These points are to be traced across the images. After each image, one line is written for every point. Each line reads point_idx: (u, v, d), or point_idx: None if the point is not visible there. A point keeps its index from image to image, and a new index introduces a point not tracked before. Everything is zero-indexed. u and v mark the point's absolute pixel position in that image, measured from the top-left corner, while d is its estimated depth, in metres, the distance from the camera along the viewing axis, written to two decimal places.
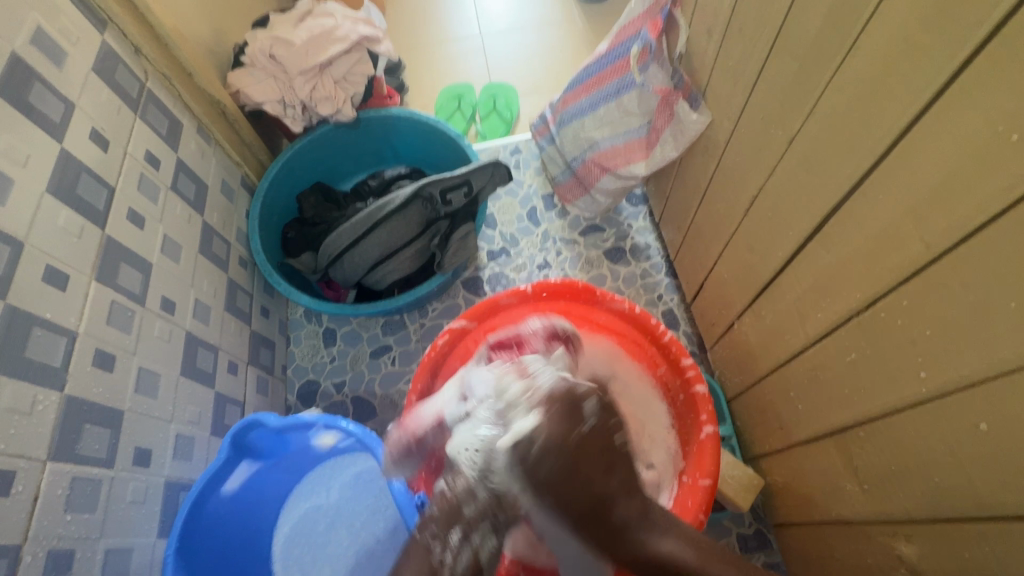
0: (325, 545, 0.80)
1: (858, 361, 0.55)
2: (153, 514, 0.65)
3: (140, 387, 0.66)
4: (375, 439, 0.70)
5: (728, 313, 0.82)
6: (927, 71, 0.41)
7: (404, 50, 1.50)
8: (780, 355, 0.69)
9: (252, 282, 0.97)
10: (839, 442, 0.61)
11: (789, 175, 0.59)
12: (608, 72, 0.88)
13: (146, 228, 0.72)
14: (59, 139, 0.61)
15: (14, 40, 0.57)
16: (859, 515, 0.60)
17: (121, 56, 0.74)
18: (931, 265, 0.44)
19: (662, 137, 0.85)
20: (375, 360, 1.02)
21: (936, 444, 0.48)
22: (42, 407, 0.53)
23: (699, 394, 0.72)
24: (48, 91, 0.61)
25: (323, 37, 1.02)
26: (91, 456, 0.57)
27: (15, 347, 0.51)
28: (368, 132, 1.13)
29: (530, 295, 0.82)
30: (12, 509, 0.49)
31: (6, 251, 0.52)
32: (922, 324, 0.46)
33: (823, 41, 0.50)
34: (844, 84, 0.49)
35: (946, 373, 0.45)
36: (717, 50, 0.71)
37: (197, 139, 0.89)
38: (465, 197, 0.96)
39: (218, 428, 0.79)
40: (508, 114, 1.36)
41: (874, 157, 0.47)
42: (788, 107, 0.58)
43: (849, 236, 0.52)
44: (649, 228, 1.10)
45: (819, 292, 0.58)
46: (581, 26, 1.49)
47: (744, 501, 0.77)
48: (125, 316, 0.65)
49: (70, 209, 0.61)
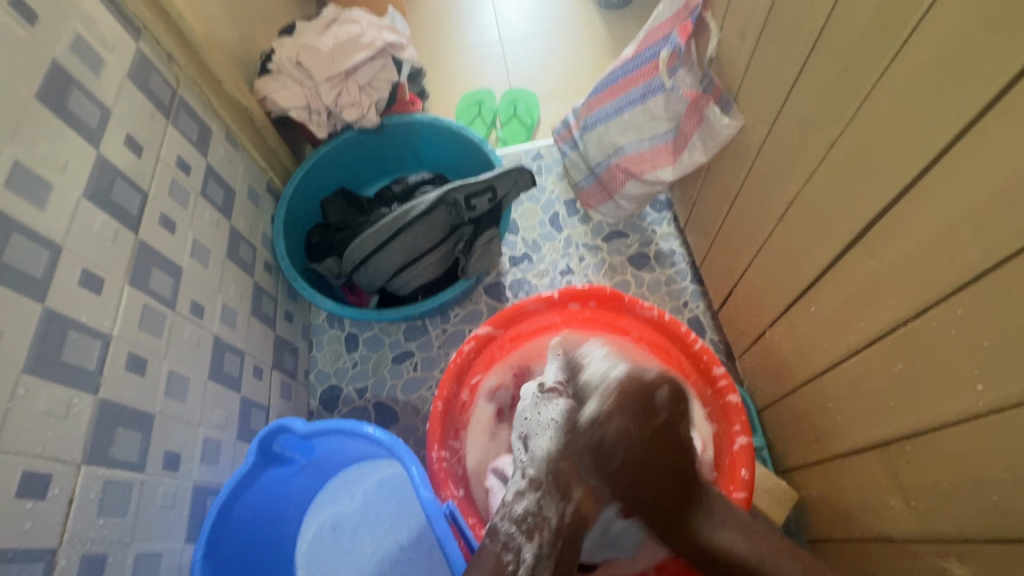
0: (349, 552, 0.79)
1: (905, 372, 0.53)
2: (181, 519, 0.65)
3: (170, 392, 0.66)
4: (401, 446, 0.70)
5: (759, 320, 0.80)
6: (986, 73, 0.39)
7: (425, 57, 1.51)
8: (817, 365, 0.67)
9: (277, 287, 0.98)
10: (883, 456, 0.59)
11: (829, 179, 0.58)
12: (635, 76, 0.87)
13: (177, 233, 0.73)
14: (95, 145, 0.61)
15: (55, 47, 0.58)
16: (903, 533, 0.58)
17: (154, 64, 0.75)
18: (988, 275, 0.42)
19: (691, 142, 0.83)
20: (398, 366, 1.02)
21: (992, 459, 0.46)
22: (77, 410, 0.53)
23: (732, 404, 0.70)
24: (86, 98, 0.61)
25: (350, 43, 1.02)
26: (123, 460, 0.57)
27: (52, 350, 0.52)
28: (391, 138, 1.14)
29: (555, 302, 0.81)
30: (48, 512, 0.49)
31: (44, 254, 0.53)
32: (978, 335, 0.44)
33: (867, 43, 0.49)
34: (893, 84, 0.47)
35: (1006, 386, 0.43)
36: (751, 53, 0.69)
37: (225, 145, 0.90)
38: (490, 203, 0.95)
39: (243, 432, 0.80)
40: (529, 120, 1.35)
41: (926, 160, 0.45)
42: (829, 111, 0.56)
43: (895, 242, 0.51)
44: (674, 234, 1.09)
45: (862, 300, 0.56)
46: (602, 32, 1.49)
47: (778, 516, 0.75)
48: (157, 321, 0.66)
49: (105, 214, 0.61)
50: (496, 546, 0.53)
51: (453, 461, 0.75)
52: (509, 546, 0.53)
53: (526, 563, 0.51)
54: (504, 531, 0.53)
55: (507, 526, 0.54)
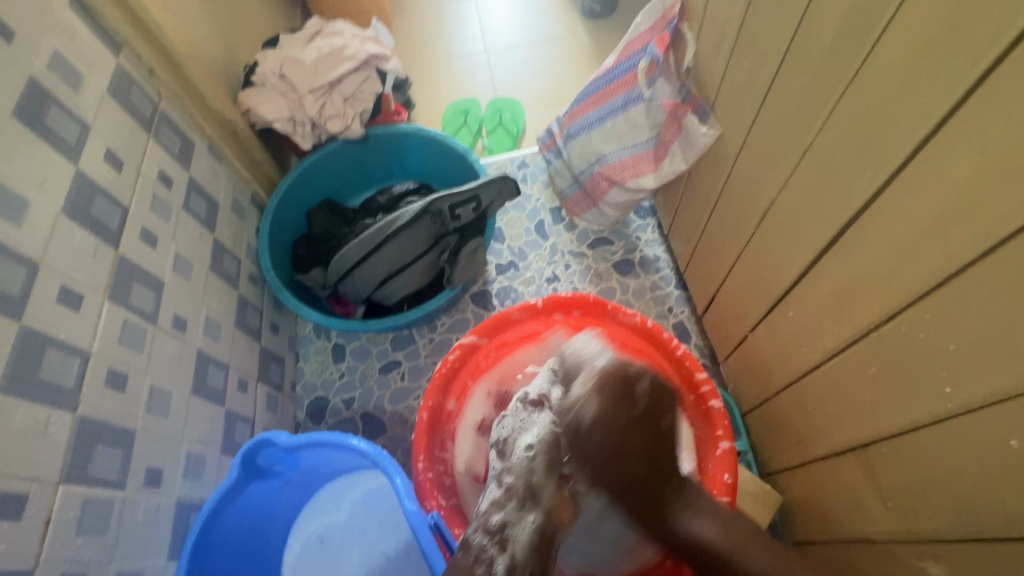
0: (336, 565, 0.78)
1: (879, 376, 0.54)
2: (164, 536, 0.64)
3: (152, 406, 0.65)
4: (387, 458, 0.70)
5: (741, 325, 0.82)
6: (943, 85, 0.41)
7: (410, 67, 1.52)
8: (796, 369, 0.68)
9: (262, 298, 0.98)
10: (861, 457, 0.60)
11: (802, 187, 0.59)
12: (614, 87, 0.89)
13: (158, 247, 0.73)
14: (74, 160, 0.61)
15: (32, 64, 0.58)
16: (882, 533, 0.60)
17: (135, 79, 0.75)
18: (952, 279, 0.43)
19: (671, 149, 0.84)
20: (385, 376, 1.02)
21: (963, 460, 0.47)
22: (55, 428, 0.53)
23: (715, 409, 0.71)
24: (65, 114, 0.61)
25: (334, 55, 1.04)
26: (103, 477, 0.57)
27: (29, 368, 0.51)
28: (376, 148, 1.14)
29: (540, 310, 0.82)
30: (25, 532, 0.48)
31: (21, 271, 0.53)
32: (945, 338, 0.45)
33: (834, 55, 0.51)
34: (857, 97, 0.49)
35: (974, 388, 0.44)
36: (725, 63, 0.71)
37: (208, 157, 0.90)
38: (474, 212, 0.96)
39: (228, 446, 0.79)
40: (514, 128, 1.36)
41: (891, 168, 0.47)
42: (801, 120, 0.57)
43: (867, 249, 0.52)
44: (658, 240, 1.10)
45: (836, 305, 0.58)
46: (586, 41, 1.51)
47: (763, 519, 0.75)
48: (138, 335, 0.65)
49: (84, 229, 0.61)
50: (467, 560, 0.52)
51: (441, 470, 0.75)
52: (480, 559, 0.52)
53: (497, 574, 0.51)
54: (477, 545, 0.53)
55: (479, 539, 0.53)
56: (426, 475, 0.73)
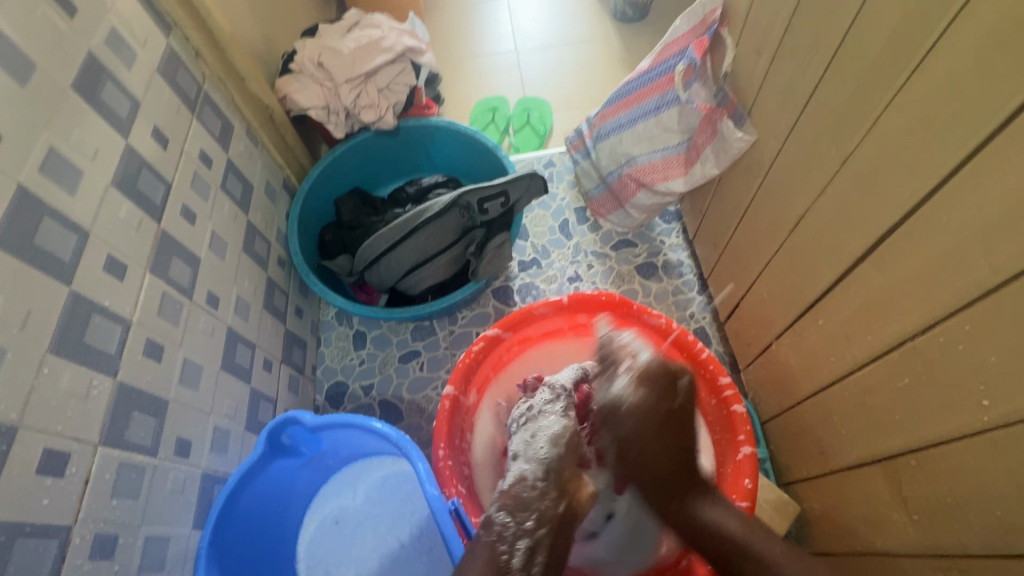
0: (350, 547, 0.80)
1: (911, 387, 0.54)
2: (189, 505, 0.66)
3: (185, 379, 0.67)
4: (410, 442, 0.70)
5: (766, 333, 0.81)
6: (998, 97, 0.40)
7: (441, 62, 1.53)
8: (823, 379, 0.68)
9: (288, 281, 0.99)
10: (887, 469, 0.59)
11: (839, 196, 0.59)
12: (648, 89, 0.89)
13: (196, 224, 0.74)
14: (124, 134, 0.63)
15: (91, 39, 0.60)
16: (905, 547, 0.59)
17: (182, 59, 0.77)
18: (997, 291, 0.43)
19: (703, 153, 0.85)
20: (404, 365, 1.03)
21: (998, 475, 0.46)
22: (97, 392, 0.54)
23: (737, 414, 0.71)
24: (118, 90, 0.63)
25: (371, 46, 1.05)
26: (137, 443, 0.58)
27: (75, 333, 0.53)
28: (407, 139, 1.15)
29: (564, 306, 0.83)
30: (65, 490, 0.50)
31: (73, 239, 0.54)
32: (986, 351, 0.45)
33: (884, 62, 0.50)
34: (905, 105, 0.49)
35: (1012, 403, 0.44)
36: (766, 69, 0.71)
37: (245, 140, 0.92)
38: (502, 207, 0.96)
39: (251, 423, 0.80)
40: (541, 128, 1.37)
41: (938, 177, 0.46)
42: (843, 128, 0.57)
43: (907, 259, 0.51)
44: (682, 245, 1.10)
45: (869, 315, 0.57)
46: (616, 44, 1.51)
47: (779, 527, 0.75)
48: (175, 309, 0.67)
49: (131, 202, 0.63)
50: (490, 536, 0.60)
51: (458, 459, 0.75)
52: (503, 538, 0.59)
53: (521, 552, 0.59)
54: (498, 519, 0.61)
55: (501, 517, 0.61)
56: (445, 462, 0.73)
